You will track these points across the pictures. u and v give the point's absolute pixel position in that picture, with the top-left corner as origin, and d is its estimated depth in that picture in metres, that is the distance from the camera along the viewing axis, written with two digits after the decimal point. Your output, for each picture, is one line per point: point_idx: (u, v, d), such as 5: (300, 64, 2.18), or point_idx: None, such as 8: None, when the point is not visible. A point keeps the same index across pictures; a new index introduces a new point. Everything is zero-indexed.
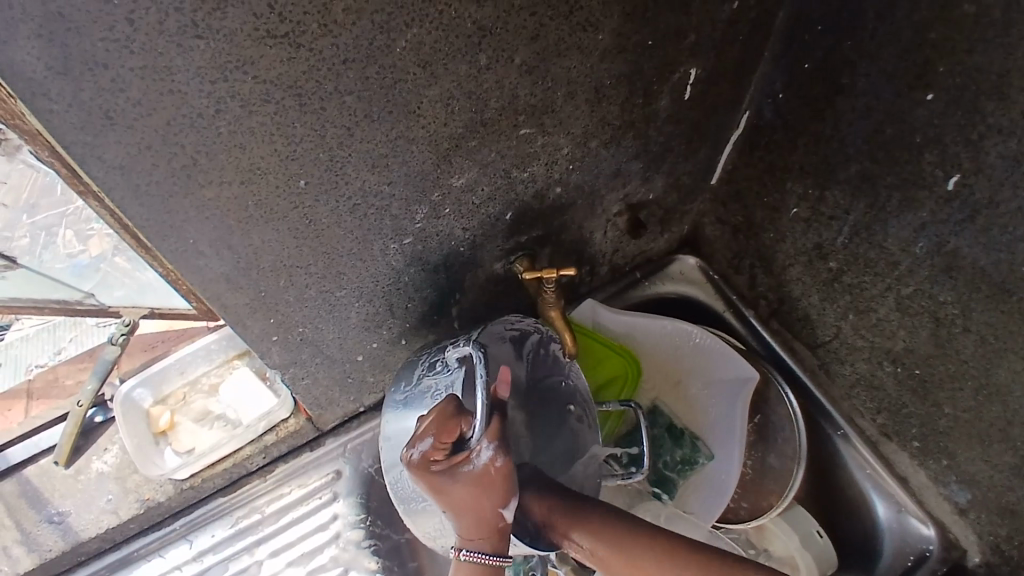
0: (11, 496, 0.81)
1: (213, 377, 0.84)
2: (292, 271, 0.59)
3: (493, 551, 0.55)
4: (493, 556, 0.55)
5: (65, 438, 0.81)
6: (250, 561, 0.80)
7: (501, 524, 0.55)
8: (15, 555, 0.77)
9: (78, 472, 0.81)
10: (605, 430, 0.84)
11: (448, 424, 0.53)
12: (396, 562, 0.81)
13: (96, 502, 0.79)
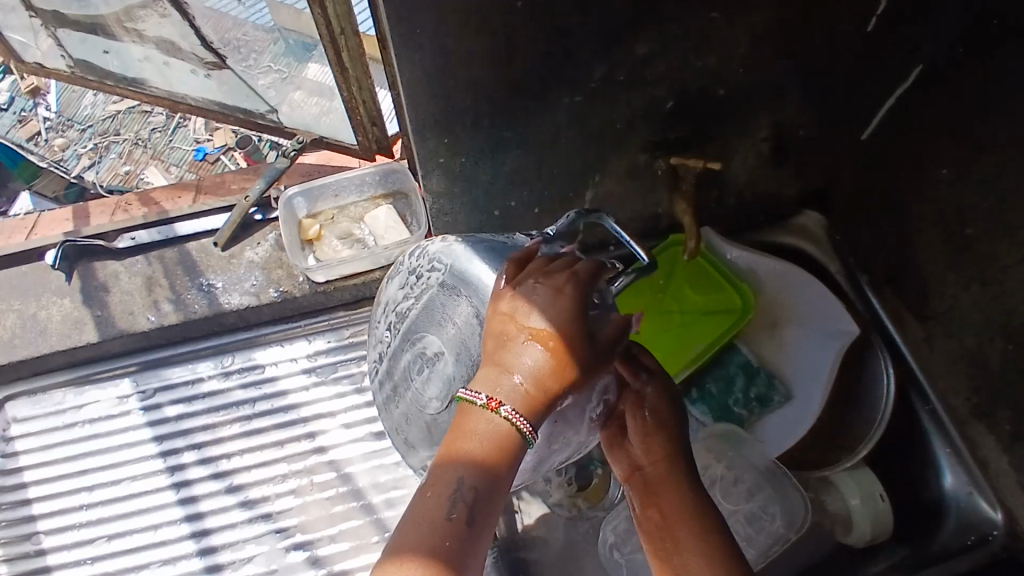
0: (171, 261, 0.91)
1: (360, 207, 0.94)
2: (479, 94, 0.66)
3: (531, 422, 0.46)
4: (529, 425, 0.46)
5: (229, 223, 0.91)
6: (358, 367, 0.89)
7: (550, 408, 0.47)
8: (165, 310, 0.88)
9: (232, 256, 0.91)
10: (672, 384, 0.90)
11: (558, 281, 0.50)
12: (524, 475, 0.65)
13: (242, 283, 0.89)
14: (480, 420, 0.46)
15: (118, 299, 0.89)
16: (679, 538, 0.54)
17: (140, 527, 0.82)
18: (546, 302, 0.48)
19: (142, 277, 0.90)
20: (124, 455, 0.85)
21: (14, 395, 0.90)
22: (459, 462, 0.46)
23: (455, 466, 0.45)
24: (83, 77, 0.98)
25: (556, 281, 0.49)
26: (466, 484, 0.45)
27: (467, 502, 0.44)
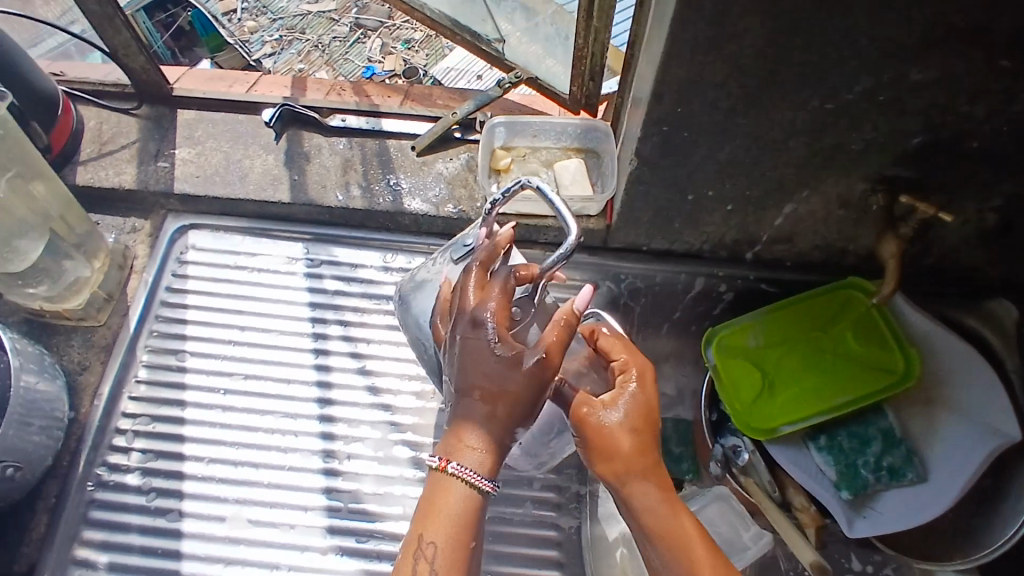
0: (370, 151, 0.96)
1: (553, 154, 0.95)
2: (736, 75, 0.65)
3: (481, 472, 0.54)
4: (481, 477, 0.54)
5: (432, 131, 0.95)
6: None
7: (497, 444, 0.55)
8: (352, 194, 0.93)
9: (425, 164, 0.95)
10: (799, 423, 0.87)
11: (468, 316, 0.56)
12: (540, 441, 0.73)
13: (427, 190, 0.93)
14: (447, 493, 0.54)
15: (314, 169, 0.95)
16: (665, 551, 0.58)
17: (275, 376, 0.88)
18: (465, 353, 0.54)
19: (341, 158, 0.96)
20: (280, 310, 0.91)
21: (197, 222, 0.96)
22: (443, 510, 0.54)
23: (441, 528, 0.54)
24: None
25: (465, 325, 0.55)
26: (450, 533, 0.54)
27: (455, 541, 0.54)
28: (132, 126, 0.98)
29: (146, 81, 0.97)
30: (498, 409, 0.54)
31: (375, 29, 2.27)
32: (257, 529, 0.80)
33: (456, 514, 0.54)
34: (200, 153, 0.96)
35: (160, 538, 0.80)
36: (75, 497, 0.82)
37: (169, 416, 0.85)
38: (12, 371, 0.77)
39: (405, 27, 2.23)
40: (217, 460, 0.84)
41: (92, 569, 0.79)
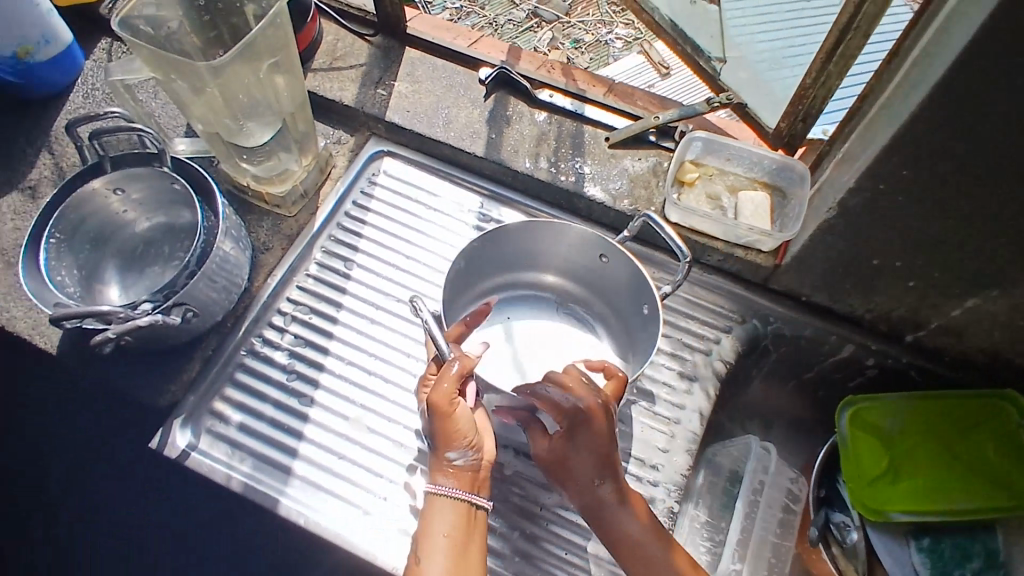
0: (566, 131, 1.00)
1: (740, 181, 0.96)
2: (981, 155, 0.65)
3: (451, 489, 0.71)
4: (450, 492, 0.70)
5: (631, 128, 0.98)
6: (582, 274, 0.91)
7: (460, 467, 0.71)
8: (539, 164, 0.97)
9: (613, 156, 0.98)
10: (912, 515, 0.86)
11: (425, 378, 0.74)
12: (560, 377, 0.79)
13: (609, 180, 0.96)
14: (434, 511, 0.71)
15: (511, 133, 1.00)
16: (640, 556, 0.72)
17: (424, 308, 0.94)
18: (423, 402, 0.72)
19: (538, 131, 1.00)
20: (445, 252, 0.97)
21: (394, 151, 1.04)
22: (440, 522, 0.70)
23: (437, 531, 0.70)
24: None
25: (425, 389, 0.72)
26: (445, 532, 0.69)
27: (456, 544, 0.69)
28: (363, 50, 1.06)
29: (389, 13, 1.04)
30: (443, 459, 0.71)
31: (550, 21, 2.02)
32: (375, 436, 0.86)
33: (449, 525, 0.70)
34: (416, 90, 1.03)
35: (291, 416, 0.86)
36: (229, 355, 0.88)
37: (326, 313, 0.93)
38: (218, 232, 0.83)
39: (579, 27, 1.99)
40: (355, 365, 0.90)
41: (225, 424, 0.85)
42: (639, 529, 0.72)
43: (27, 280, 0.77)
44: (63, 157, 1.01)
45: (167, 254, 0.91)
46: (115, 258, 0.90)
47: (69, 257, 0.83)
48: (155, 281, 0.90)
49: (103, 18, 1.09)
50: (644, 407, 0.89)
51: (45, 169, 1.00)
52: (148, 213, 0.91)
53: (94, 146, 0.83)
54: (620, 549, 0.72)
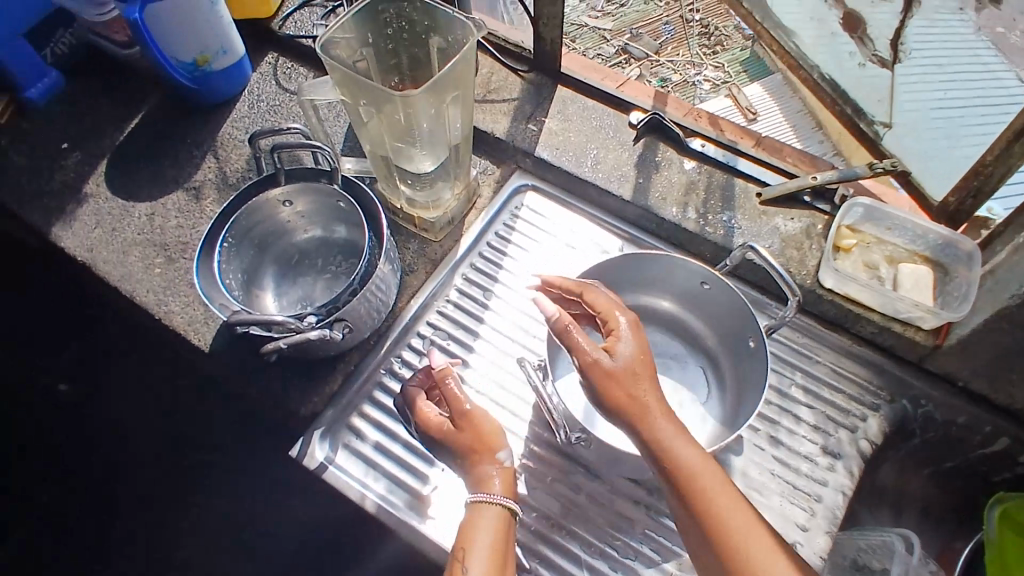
0: (718, 183, 0.99)
1: (898, 252, 0.93)
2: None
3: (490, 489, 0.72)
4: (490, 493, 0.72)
5: (787, 186, 0.96)
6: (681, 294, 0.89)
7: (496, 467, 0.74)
8: (689, 214, 0.96)
9: (765, 214, 0.96)
10: None
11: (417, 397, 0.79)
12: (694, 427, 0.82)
13: (761, 238, 0.94)
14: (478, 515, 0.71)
15: (661, 180, 0.99)
16: (710, 497, 0.66)
17: None
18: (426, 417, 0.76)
19: (687, 179, 0.99)
20: None
21: (538, 185, 1.04)
22: (481, 532, 0.69)
23: (483, 532, 0.69)
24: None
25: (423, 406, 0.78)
26: (487, 543, 0.69)
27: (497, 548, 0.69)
28: (516, 85, 1.08)
29: (547, 51, 1.05)
30: (480, 461, 0.74)
31: (635, 56, 1.14)
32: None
33: (490, 529, 0.70)
34: (566, 129, 1.04)
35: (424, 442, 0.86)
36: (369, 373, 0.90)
37: (463, 341, 0.93)
38: (381, 254, 0.84)
39: None
40: (487, 397, 0.89)
41: (361, 440, 0.86)
42: (702, 461, 0.67)
43: (201, 281, 0.81)
44: (227, 162, 1.05)
45: (321, 270, 0.94)
46: (273, 266, 0.93)
47: (238, 261, 0.87)
48: (308, 300, 0.92)
49: (273, 33, 1.15)
50: (785, 475, 0.87)
51: (209, 172, 1.04)
52: (311, 227, 0.95)
53: (272, 159, 0.87)
54: (686, 493, 0.66)
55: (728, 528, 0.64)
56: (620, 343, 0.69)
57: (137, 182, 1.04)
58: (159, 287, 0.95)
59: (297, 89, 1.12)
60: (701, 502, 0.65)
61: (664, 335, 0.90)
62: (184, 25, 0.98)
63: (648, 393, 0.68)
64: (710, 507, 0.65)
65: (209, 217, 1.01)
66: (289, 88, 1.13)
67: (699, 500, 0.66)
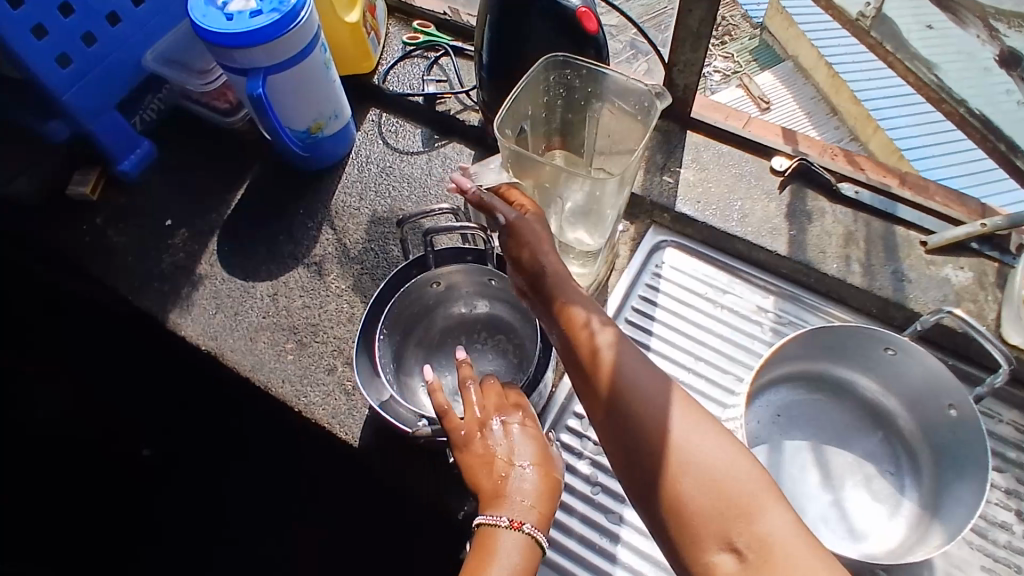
0: (876, 232, 0.93)
1: None
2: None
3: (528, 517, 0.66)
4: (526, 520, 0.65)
5: (954, 233, 0.90)
6: (853, 364, 0.88)
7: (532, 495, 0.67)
8: (852, 269, 0.90)
9: (932, 263, 0.91)
10: None
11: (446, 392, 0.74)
12: (882, 542, 0.79)
13: (933, 291, 0.89)
14: (502, 540, 0.64)
15: (816, 232, 0.93)
16: (659, 433, 0.58)
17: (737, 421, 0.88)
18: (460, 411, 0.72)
19: (843, 228, 0.94)
20: (737, 352, 0.90)
21: (679, 242, 0.98)
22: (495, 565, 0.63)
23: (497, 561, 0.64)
24: (867, 29, 1.11)
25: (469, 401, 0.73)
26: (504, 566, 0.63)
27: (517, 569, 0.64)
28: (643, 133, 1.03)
29: (678, 98, 1.00)
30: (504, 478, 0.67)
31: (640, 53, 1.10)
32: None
33: (512, 554, 0.64)
34: (703, 179, 0.99)
35: (603, 536, 0.81)
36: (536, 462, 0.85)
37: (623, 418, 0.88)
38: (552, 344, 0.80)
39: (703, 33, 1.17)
40: None
41: None
42: (653, 386, 0.60)
43: (359, 372, 0.77)
44: (346, 233, 1.00)
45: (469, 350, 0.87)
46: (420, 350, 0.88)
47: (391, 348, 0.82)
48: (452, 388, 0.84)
49: (377, 90, 1.10)
50: (979, 544, 0.82)
51: (328, 245, 1.00)
52: (455, 307, 0.89)
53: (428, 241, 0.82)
54: (631, 433, 0.59)
55: (703, 501, 0.55)
56: (600, 334, 0.63)
57: (255, 260, 0.99)
58: (295, 375, 0.90)
59: (406, 148, 1.07)
60: (658, 449, 0.57)
61: (834, 408, 0.88)
62: (303, 94, 0.92)
63: (627, 367, 0.61)
64: (688, 486, 0.55)
65: (336, 294, 0.96)
66: (398, 147, 1.07)
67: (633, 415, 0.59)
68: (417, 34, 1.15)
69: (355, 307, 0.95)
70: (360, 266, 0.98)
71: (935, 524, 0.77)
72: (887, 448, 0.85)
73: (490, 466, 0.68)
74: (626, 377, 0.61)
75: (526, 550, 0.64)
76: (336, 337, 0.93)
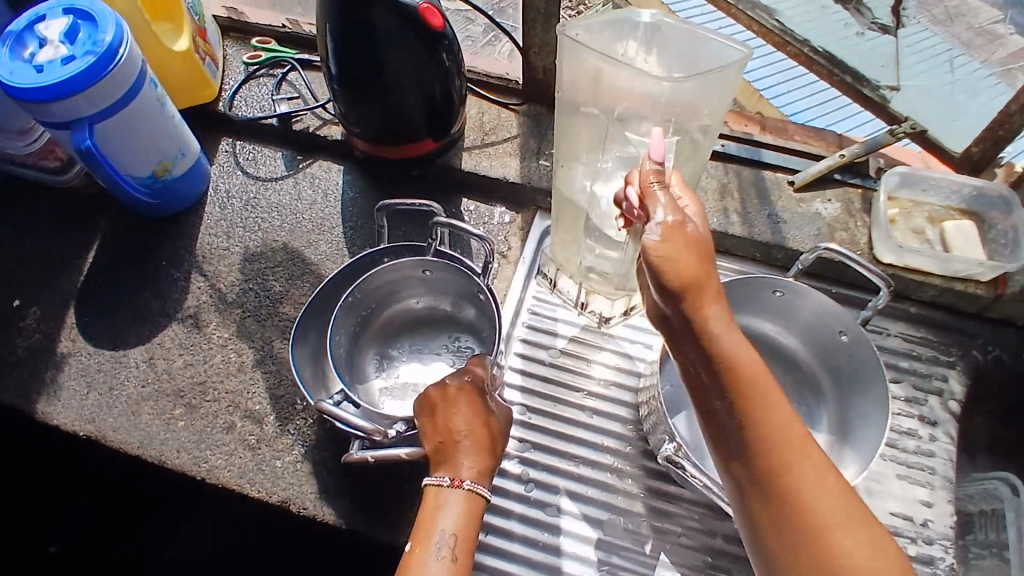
0: (747, 180, 0.96)
1: (937, 211, 0.94)
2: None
3: (471, 477, 0.64)
4: (469, 481, 0.64)
5: (818, 169, 0.94)
6: (751, 312, 0.90)
7: (481, 459, 0.65)
8: (733, 220, 0.93)
9: (803, 201, 0.95)
10: None
11: (427, 403, 0.68)
12: None
13: (808, 227, 0.92)
14: (443, 500, 0.63)
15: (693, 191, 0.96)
16: (833, 536, 0.51)
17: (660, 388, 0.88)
18: (435, 410, 0.67)
19: (717, 183, 0.96)
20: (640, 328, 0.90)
21: None
22: (441, 520, 0.62)
23: (438, 522, 0.62)
24: None
25: (438, 399, 0.68)
26: (444, 526, 0.62)
27: (456, 533, 0.62)
28: (512, 120, 1.01)
29: (539, 80, 0.98)
30: (459, 450, 0.65)
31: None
32: (637, 541, 0.80)
33: (451, 514, 0.63)
34: None
35: (545, 532, 0.80)
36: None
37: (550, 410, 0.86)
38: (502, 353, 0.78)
39: None
40: (587, 463, 0.84)
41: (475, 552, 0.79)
42: (799, 437, 0.53)
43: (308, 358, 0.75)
44: (218, 277, 0.93)
45: (442, 345, 0.85)
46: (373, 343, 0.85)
47: (342, 341, 0.80)
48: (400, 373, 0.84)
49: (223, 118, 1.03)
50: (892, 455, 0.87)
51: (201, 294, 0.92)
52: (417, 293, 0.86)
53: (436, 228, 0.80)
54: (796, 524, 0.51)
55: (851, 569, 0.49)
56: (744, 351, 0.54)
57: (119, 325, 0.90)
58: (190, 442, 0.83)
59: (268, 175, 1.00)
60: (816, 531, 0.51)
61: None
62: (140, 138, 0.84)
63: (776, 405, 0.54)
64: (837, 550, 0.50)
65: (220, 346, 0.89)
66: (259, 175, 1.00)
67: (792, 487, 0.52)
68: (257, 52, 1.08)
69: (243, 355, 0.88)
70: (241, 310, 0.91)
71: (846, 451, 0.80)
72: (793, 381, 0.88)
73: (441, 429, 0.66)
74: (775, 419, 0.53)
75: (468, 502, 0.63)
76: (228, 392, 0.86)
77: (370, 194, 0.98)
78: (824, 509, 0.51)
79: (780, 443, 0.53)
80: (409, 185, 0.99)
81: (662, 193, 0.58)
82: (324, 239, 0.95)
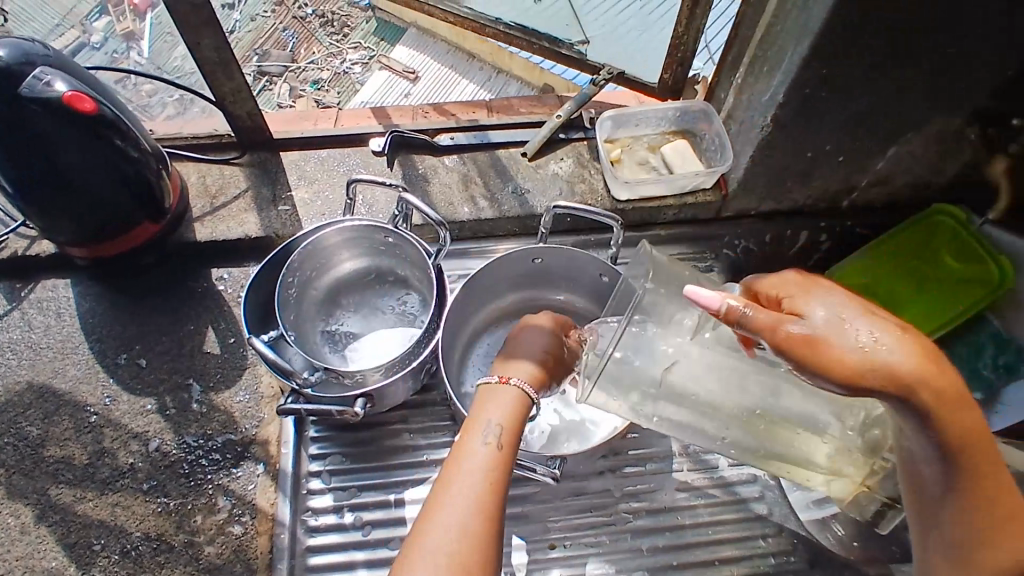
0: (485, 163, 0.99)
1: (654, 139, 1.01)
2: (887, 39, 0.73)
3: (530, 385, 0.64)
4: (527, 385, 0.64)
5: (542, 134, 0.99)
6: (522, 284, 0.93)
7: (544, 373, 0.66)
8: (483, 205, 0.96)
9: (539, 167, 0.99)
10: None
11: (533, 321, 0.71)
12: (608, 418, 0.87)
13: (550, 191, 0.97)
14: (496, 400, 0.62)
15: (438, 189, 0.97)
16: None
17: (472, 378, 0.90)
18: (539, 330, 0.70)
19: (458, 174, 0.98)
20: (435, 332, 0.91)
21: None
22: (489, 411, 0.62)
23: (480, 421, 0.61)
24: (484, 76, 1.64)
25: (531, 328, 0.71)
26: (475, 434, 0.60)
27: (496, 441, 0.60)
28: (238, 174, 0.96)
29: (248, 127, 0.95)
30: (526, 359, 0.66)
31: (280, 73, 1.48)
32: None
33: (499, 408, 0.62)
34: (317, 191, 0.96)
35: None
36: (288, 523, 0.78)
37: (359, 444, 0.83)
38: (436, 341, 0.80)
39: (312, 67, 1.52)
40: (423, 481, 0.81)
41: None
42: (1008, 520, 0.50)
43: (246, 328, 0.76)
44: None
45: (390, 307, 0.88)
46: (319, 311, 0.87)
47: (289, 312, 0.82)
48: (352, 339, 0.86)
49: None
50: None
51: None
52: (370, 254, 0.89)
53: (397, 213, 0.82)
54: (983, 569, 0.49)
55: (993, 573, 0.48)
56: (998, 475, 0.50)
57: None
58: None
59: None
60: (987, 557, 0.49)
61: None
62: None
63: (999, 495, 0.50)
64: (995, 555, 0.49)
65: None
66: None
67: (981, 460, 0.49)
68: None
69: (21, 515, 0.79)
70: (1, 471, 0.81)
71: None
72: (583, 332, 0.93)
73: (520, 343, 0.69)
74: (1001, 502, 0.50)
75: (518, 400, 0.63)
76: (15, 561, 0.76)
77: (110, 296, 0.91)
78: (1010, 475, 0.51)
79: (996, 517, 0.49)
80: (150, 275, 0.92)
81: (747, 315, 0.49)
82: (72, 362, 0.87)
